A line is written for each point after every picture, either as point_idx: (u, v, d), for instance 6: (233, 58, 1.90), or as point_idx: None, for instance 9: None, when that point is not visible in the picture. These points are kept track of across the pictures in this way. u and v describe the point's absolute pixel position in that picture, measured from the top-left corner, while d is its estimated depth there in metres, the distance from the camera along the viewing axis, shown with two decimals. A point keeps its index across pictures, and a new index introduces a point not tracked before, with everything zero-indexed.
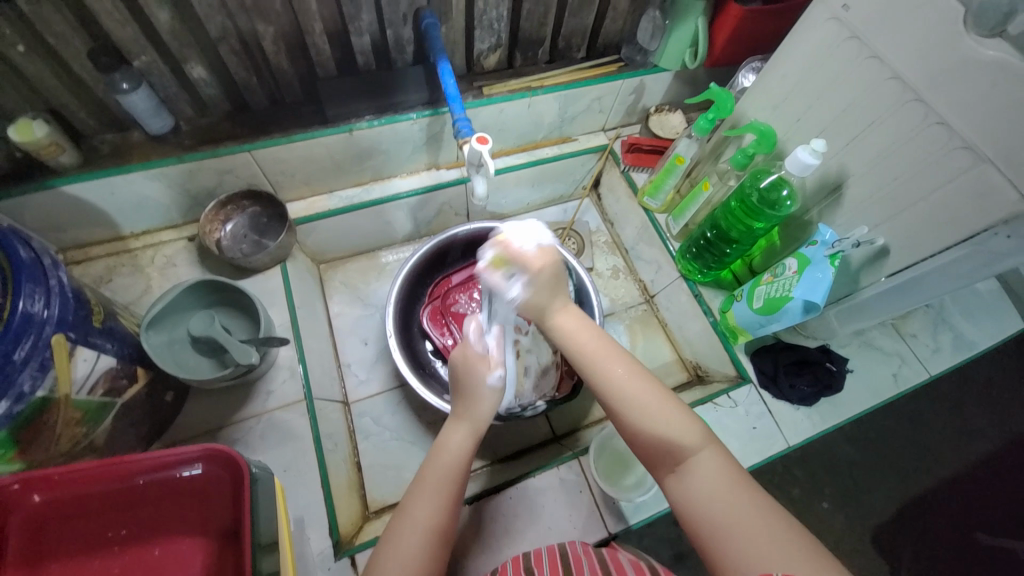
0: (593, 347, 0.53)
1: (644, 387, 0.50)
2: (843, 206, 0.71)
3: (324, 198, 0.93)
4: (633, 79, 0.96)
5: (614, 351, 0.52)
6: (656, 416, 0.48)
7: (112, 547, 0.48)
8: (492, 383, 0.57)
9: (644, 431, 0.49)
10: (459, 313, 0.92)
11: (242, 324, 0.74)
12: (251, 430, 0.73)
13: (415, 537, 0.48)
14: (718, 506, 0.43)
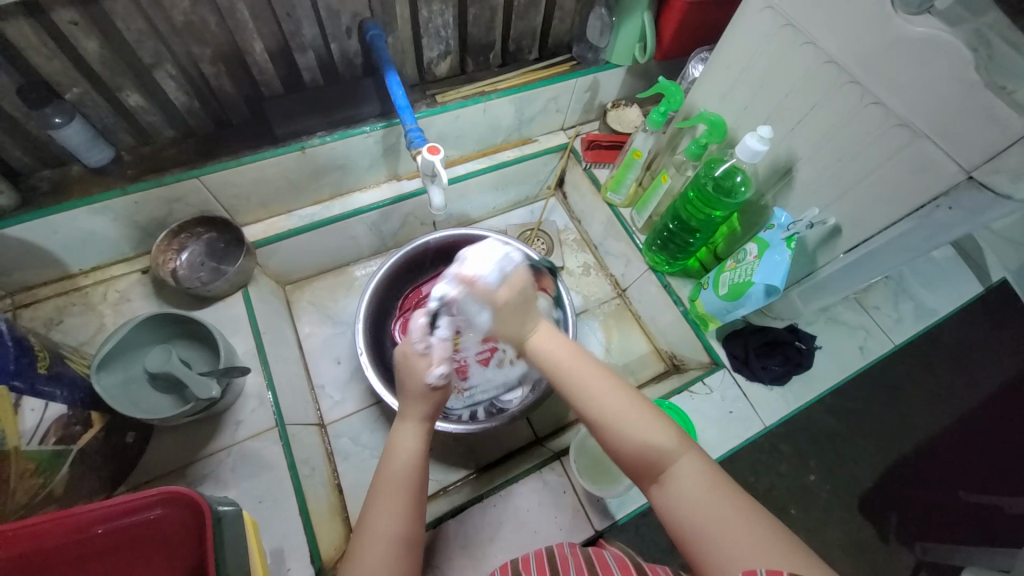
0: (566, 357, 0.54)
1: (612, 398, 0.50)
2: (795, 188, 0.73)
3: (282, 218, 0.91)
4: (586, 77, 0.97)
5: (584, 369, 0.53)
6: (630, 429, 0.48)
7: None
8: (430, 381, 0.57)
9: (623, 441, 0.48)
10: None
11: (204, 356, 0.72)
12: (222, 464, 0.70)
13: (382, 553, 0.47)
14: (703, 511, 0.43)
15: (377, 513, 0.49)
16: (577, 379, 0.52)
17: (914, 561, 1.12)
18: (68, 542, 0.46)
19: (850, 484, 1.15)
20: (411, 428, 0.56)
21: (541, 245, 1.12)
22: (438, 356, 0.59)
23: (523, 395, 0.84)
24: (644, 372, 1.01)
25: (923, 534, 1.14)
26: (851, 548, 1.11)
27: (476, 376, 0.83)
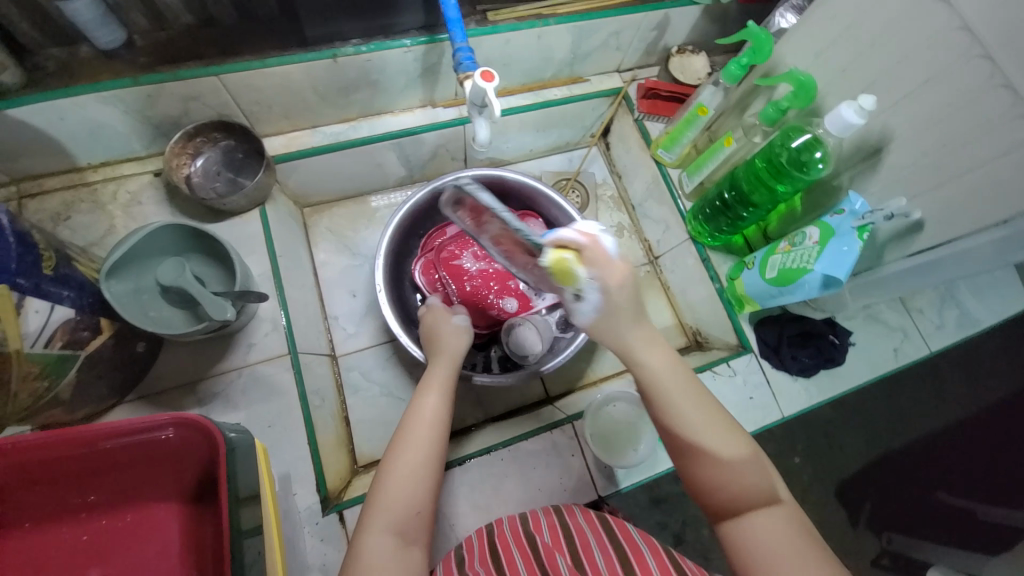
0: (671, 382, 0.51)
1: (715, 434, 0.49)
2: (879, 172, 0.65)
3: (306, 133, 0.84)
4: (656, 12, 0.86)
5: (687, 398, 0.50)
6: (729, 466, 0.49)
7: (81, 511, 0.46)
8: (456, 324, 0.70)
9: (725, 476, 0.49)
10: (455, 266, 0.85)
11: (216, 275, 0.67)
12: (232, 385, 0.69)
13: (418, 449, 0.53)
14: (784, 549, 0.45)
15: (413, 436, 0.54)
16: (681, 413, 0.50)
17: (880, 548, 1.16)
18: (76, 456, 0.43)
19: (840, 474, 1.17)
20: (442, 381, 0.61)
21: (575, 198, 1.04)
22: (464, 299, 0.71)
23: (540, 352, 0.79)
24: None
25: (896, 526, 1.18)
26: (827, 530, 1.14)
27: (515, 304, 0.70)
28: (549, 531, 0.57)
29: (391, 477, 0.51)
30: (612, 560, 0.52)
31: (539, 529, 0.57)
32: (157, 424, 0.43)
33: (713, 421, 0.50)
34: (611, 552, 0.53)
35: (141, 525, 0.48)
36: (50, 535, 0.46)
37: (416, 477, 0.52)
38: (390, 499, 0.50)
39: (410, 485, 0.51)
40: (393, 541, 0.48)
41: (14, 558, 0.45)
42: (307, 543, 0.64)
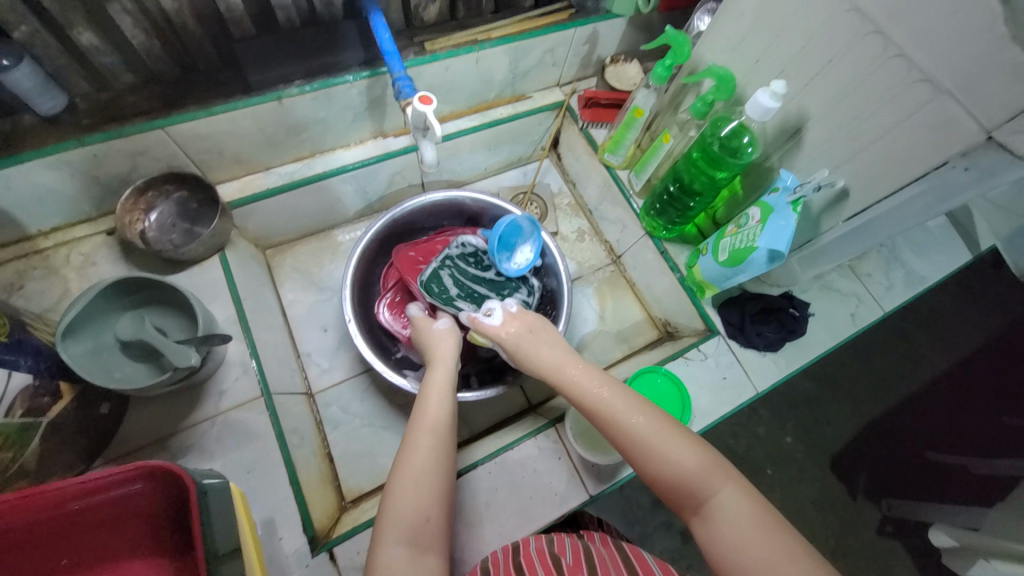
0: (609, 395, 0.57)
1: (652, 438, 0.52)
2: (803, 149, 0.69)
3: (260, 176, 0.85)
4: (584, 27, 0.91)
5: (624, 406, 0.55)
6: (673, 456, 0.51)
7: None
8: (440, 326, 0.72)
9: (666, 470, 0.51)
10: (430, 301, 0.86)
11: (177, 322, 0.66)
12: (207, 435, 0.67)
13: (423, 458, 0.52)
14: (745, 543, 0.45)
15: (422, 435, 0.54)
16: (623, 422, 0.54)
17: (882, 517, 1.17)
18: (45, 520, 0.42)
19: (827, 447, 1.20)
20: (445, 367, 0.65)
21: (534, 209, 1.08)
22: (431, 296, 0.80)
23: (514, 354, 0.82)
24: (639, 340, 1.00)
25: (892, 492, 1.19)
26: (825, 504, 1.16)
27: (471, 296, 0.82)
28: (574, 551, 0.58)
29: (399, 488, 0.50)
30: None
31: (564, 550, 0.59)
32: (124, 476, 0.42)
33: (653, 417, 0.54)
34: None
35: None
36: None
37: (423, 486, 0.51)
38: (397, 513, 0.49)
39: (417, 492, 0.50)
40: (408, 551, 0.47)
41: None
42: None
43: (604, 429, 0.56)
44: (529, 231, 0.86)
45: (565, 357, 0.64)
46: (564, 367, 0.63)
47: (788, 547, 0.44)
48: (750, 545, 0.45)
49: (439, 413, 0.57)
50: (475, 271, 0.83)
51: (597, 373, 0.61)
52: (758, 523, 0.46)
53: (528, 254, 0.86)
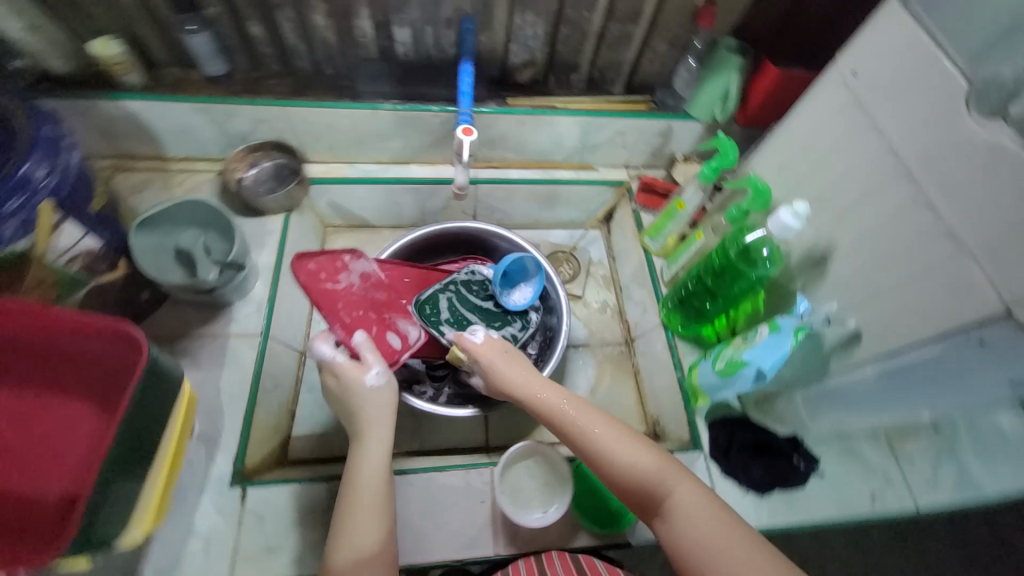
0: (572, 412, 0.62)
1: (613, 445, 0.57)
2: (826, 280, 0.65)
3: (344, 166, 1.00)
4: (660, 121, 0.98)
5: (584, 418, 0.60)
6: (634, 461, 0.55)
7: None
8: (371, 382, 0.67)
9: (629, 473, 0.55)
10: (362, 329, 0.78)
11: (220, 237, 0.78)
12: (203, 347, 0.78)
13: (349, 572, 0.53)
14: (704, 532, 0.49)
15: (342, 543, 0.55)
16: (584, 434, 0.59)
17: None
18: (32, 339, 0.50)
19: None
20: (376, 454, 0.62)
21: (567, 270, 1.11)
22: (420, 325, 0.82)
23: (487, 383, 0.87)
24: None
25: None
26: None
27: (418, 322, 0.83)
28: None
29: None
30: None
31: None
32: (93, 322, 0.49)
33: (613, 430, 0.59)
34: None
35: None
36: None
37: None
38: None
39: None
40: None
41: None
42: (203, 506, 0.67)
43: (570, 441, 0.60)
44: (533, 273, 0.93)
45: (529, 376, 0.68)
46: (532, 392, 0.66)
47: (744, 545, 0.47)
48: (707, 534, 0.49)
49: (365, 519, 0.56)
50: (473, 298, 0.89)
51: (563, 391, 0.66)
52: (717, 522, 0.49)
53: (528, 293, 0.91)
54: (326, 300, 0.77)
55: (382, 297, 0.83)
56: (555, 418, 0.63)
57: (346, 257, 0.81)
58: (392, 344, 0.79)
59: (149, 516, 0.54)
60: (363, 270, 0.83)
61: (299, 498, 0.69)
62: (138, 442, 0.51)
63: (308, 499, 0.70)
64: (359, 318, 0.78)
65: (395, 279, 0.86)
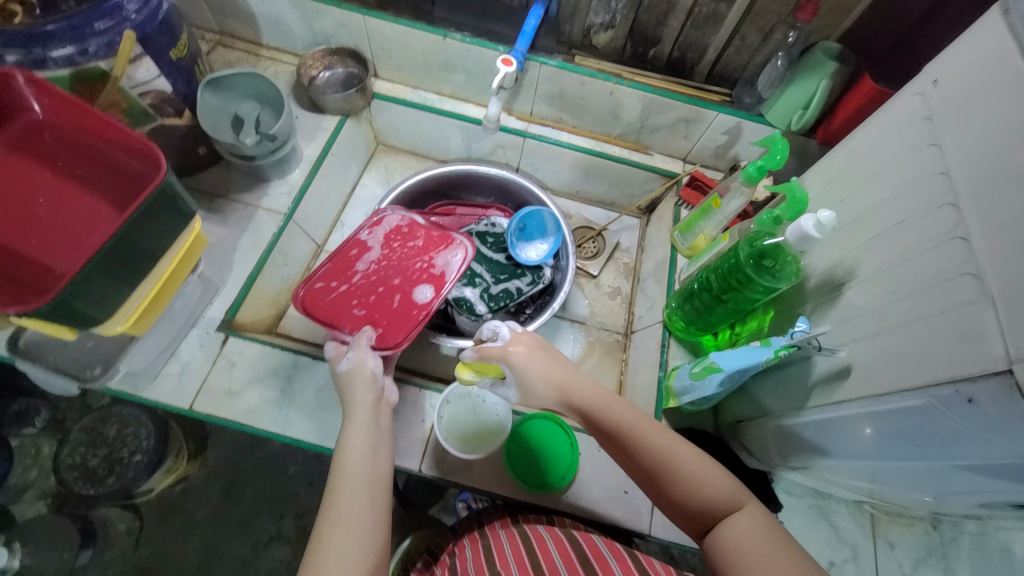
0: (628, 419, 0.58)
1: (679, 459, 0.55)
2: (835, 308, 0.59)
3: (406, 89, 1.04)
4: (728, 116, 0.92)
5: (644, 427, 0.57)
6: (701, 478, 0.54)
7: (58, 179, 0.60)
8: (342, 366, 0.69)
9: (693, 489, 0.54)
10: (390, 286, 0.81)
11: (273, 112, 0.85)
12: (235, 211, 0.86)
13: (355, 528, 0.51)
14: (760, 546, 0.49)
15: (340, 514, 0.51)
16: (645, 440, 0.56)
17: None
18: (86, 138, 0.59)
19: None
20: (362, 424, 0.61)
21: (590, 247, 1.09)
22: (450, 271, 0.82)
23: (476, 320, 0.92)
24: None
25: None
26: None
27: (447, 263, 0.83)
28: (473, 557, 0.66)
29: (330, 546, 0.49)
30: (564, 560, 0.59)
31: (468, 560, 0.66)
32: (132, 137, 0.57)
33: (677, 442, 0.56)
34: (569, 555, 0.60)
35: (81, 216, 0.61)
36: (31, 177, 0.60)
37: (361, 552, 0.50)
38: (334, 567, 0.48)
39: (355, 552, 0.49)
40: None
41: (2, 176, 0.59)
42: (193, 338, 0.76)
43: (622, 447, 0.58)
44: (551, 231, 0.96)
45: (577, 379, 0.62)
46: (576, 387, 0.61)
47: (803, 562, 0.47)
48: (763, 546, 0.48)
49: (360, 491, 0.54)
50: (485, 248, 0.97)
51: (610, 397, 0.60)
52: (774, 536, 0.50)
53: (541, 251, 0.95)
54: (339, 308, 0.79)
55: (400, 256, 0.83)
56: (610, 420, 0.59)
57: (352, 250, 0.83)
58: (420, 297, 0.80)
59: (131, 319, 0.62)
60: (370, 253, 0.83)
61: (268, 360, 0.76)
62: (132, 249, 0.58)
63: (276, 363, 0.76)
64: (371, 306, 0.79)
65: (405, 242, 0.85)
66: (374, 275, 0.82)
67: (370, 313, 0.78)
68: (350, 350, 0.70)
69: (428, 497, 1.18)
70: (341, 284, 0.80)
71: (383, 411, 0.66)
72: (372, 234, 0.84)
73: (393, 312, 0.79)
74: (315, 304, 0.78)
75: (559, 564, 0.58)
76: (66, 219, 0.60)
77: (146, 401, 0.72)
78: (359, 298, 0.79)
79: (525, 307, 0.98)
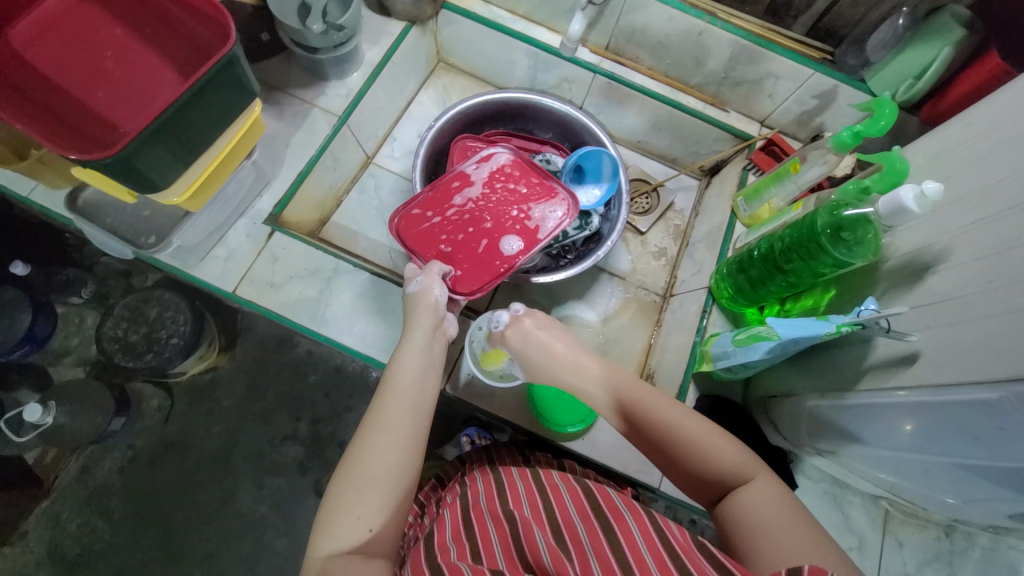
0: (637, 389, 0.57)
1: (686, 430, 0.53)
2: (913, 293, 0.55)
3: (477, 3, 0.97)
4: (824, 77, 0.83)
5: (653, 397, 0.56)
6: (710, 449, 0.52)
7: (126, 35, 0.59)
8: (412, 286, 0.70)
9: (701, 460, 0.52)
10: (482, 230, 0.81)
11: (341, 4, 0.80)
12: (292, 105, 0.84)
13: (388, 438, 0.54)
14: (771, 520, 0.47)
15: (374, 424, 0.55)
16: (651, 410, 0.55)
17: None
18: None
19: None
20: (418, 346, 0.62)
21: (642, 202, 1.04)
22: (543, 229, 0.81)
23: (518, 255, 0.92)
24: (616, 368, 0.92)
25: None
26: None
27: (542, 218, 0.82)
28: (486, 492, 0.65)
29: (371, 450, 0.53)
30: (579, 514, 0.59)
31: (481, 493, 0.65)
32: (204, 2, 0.54)
33: (686, 413, 0.54)
34: (583, 509, 0.60)
35: (142, 77, 0.60)
36: (100, 29, 0.59)
37: (392, 457, 0.53)
38: (367, 470, 0.52)
39: (387, 459, 0.53)
40: (373, 514, 0.51)
41: (74, 23, 0.58)
42: (241, 226, 0.76)
43: (630, 415, 0.56)
44: (607, 177, 0.91)
45: (602, 364, 0.61)
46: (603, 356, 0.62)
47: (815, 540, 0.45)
48: (774, 521, 0.46)
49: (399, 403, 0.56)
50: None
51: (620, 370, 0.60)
52: (795, 510, 0.48)
53: (593, 197, 0.91)
54: (428, 237, 0.79)
55: (499, 199, 0.83)
56: (622, 388, 0.58)
57: (454, 181, 0.82)
58: (509, 249, 0.80)
59: (186, 192, 0.62)
60: (469, 190, 0.83)
61: (311, 260, 0.77)
62: (189, 121, 0.56)
63: (318, 264, 0.77)
64: (459, 246, 0.79)
65: (506, 189, 0.83)
66: (469, 215, 0.81)
67: (457, 253, 0.79)
68: (421, 274, 0.70)
69: (439, 423, 1.22)
70: (435, 214, 0.81)
71: (441, 324, 0.67)
72: (476, 169, 0.84)
73: (479, 258, 0.79)
74: (405, 227, 0.79)
75: (574, 518, 0.59)
76: (132, 78, 0.59)
77: (194, 278, 0.75)
78: (449, 233, 0.80)
79: (566, 253, 0.95)
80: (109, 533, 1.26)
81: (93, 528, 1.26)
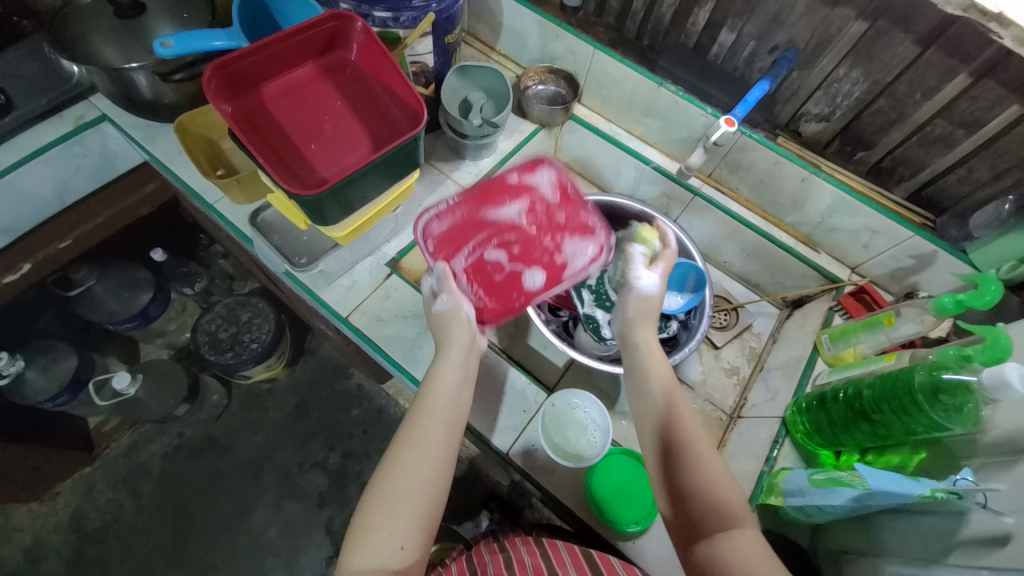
0: (705, 462, 0.58)
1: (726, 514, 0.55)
2: (1014, 473, 0.53)
3: (600, 120, 1.12)
4: (924, 242, 0.87)
5: (714, 473, 0.57)
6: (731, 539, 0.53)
7: (340, 103, 0.75)
8: (437, 307, 0.71)
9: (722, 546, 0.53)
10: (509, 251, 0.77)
11: (494, 105, 0.97)
12: (431, 173, 0.98)
13: (423, 457, 0.58)
14: None
15: (410, 442, 0.58)
16: (703, 484, 0.56)
17: None
18: (377, 86, 0.75)
19: None
20: (455, 364, 0.66)
21: (721, 318, 1.08)
22: (572, 268, 0.76)
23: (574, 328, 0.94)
24: None
25: None
26: None
27: (573, 256, 0.76)
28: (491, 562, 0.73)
29: (404, 467, 0.57)
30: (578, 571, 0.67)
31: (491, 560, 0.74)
32: (410, 94, 0.71)
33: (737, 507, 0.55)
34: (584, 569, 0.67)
35: (340, 134, 0.74)
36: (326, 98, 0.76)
37: (427, 479, 0.57)
38: (404, 488, 0.56)
39: (420, 476, 0.57)
40: (406, 535, 0.54)
41: (310, 89, 0.75)
42: (366, 263, 0.88)
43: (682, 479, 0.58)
44: (690, 290, 0.97)
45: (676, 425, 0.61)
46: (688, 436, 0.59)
47: None
48: None
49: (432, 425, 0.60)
50: None
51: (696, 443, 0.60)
52: None
53: (676, 303, 0.98)
54: (459, 237, 0.77)
55: (538, 220, 0.78)
56: (688, 456, 0.58)
57: (500, 184, 0.78)
58: (532, 280, 0.76)
59: (343, 230, 0.75)
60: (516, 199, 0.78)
61: (415, 304, 0.86)
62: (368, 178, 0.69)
63: (419, 309, 0.85)
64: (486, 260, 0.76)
65: (548, 208, 0.78)
66: (497, 233, 0.77)
67: (481, 269, 0.76)
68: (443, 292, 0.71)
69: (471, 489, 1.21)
70: (474, 213, 0.78)
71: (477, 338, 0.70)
72: (521, 175, 0.78)
73: (503, 284, 0.75)
74: (435, 230, 0.77)
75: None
76: (335, 135, 0.74)
77: (317, 298, 0.85)
78: (480, 242, 0.77)
79: None
80: (137, 514, 1.31)
81: (125, 505, 1.32)
